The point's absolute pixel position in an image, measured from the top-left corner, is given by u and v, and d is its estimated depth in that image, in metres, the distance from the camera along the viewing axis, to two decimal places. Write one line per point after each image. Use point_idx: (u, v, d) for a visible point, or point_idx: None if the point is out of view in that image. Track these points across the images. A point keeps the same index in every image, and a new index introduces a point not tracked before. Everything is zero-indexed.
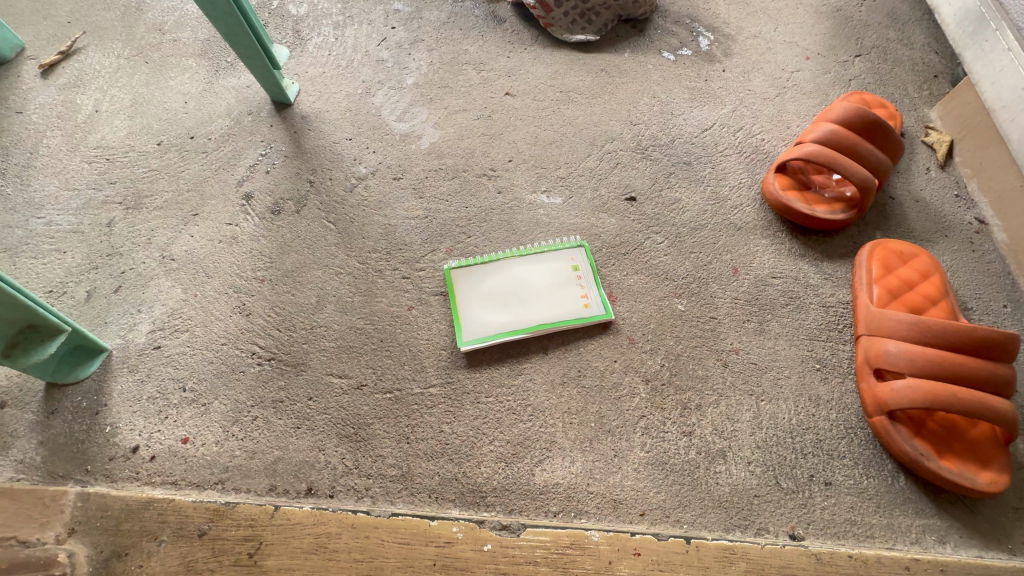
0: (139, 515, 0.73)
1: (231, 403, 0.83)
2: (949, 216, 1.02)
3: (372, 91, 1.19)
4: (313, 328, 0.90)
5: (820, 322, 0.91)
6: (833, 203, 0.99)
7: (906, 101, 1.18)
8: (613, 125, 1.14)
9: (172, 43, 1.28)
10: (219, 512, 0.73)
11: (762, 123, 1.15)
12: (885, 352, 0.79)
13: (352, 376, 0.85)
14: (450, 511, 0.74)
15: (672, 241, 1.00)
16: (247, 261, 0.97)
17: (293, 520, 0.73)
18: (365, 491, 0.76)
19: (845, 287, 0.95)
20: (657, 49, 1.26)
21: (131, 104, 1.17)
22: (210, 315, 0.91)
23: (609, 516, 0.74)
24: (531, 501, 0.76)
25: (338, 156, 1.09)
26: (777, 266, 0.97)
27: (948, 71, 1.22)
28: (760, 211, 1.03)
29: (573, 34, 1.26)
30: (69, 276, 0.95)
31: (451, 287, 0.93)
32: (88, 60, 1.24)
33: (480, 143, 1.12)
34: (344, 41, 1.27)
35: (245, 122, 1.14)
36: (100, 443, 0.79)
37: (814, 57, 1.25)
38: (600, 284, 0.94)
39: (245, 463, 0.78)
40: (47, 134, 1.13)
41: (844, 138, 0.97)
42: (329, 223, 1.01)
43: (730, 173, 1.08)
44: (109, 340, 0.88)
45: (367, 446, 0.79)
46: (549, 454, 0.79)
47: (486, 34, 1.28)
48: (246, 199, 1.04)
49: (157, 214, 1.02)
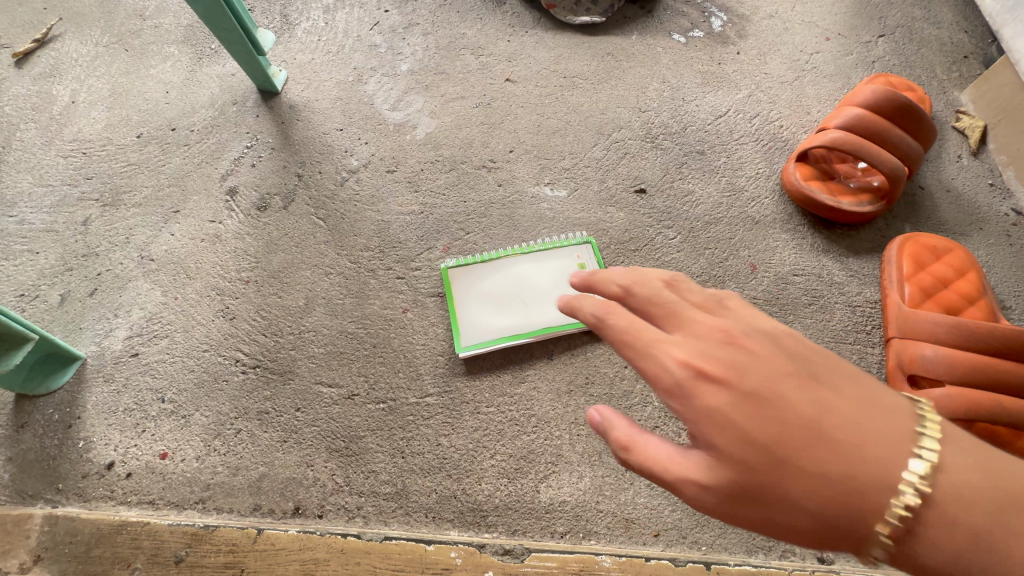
0: (112, 540, 0.68)
1: (212, 415, 0.77)
2: (983, 208, 0.95)
3: (364, 78, 1.12)
4: (302, 333, 0.84)
5: (846, 323, 0.85)
6: (859, 194, 0.92)
7: (934, 83, 1.10)
8: (621, 112, 1.07)
9: (153, 29, 1.20)
10: (197, 536, 0.68)
11: (780, 109, 1.08)
12: (921, 358, 0.73)
13: (343, 385, 0.79)
14: (447, 533, 0.69)
15: (685, 236, 0.93)
16: (231, 260, 0.91)
17: (278, 545, 0.68)
18: (356, 511, 0.71)
19: (873, 285, 0.88)
20: (666, 30, 1.18)
21: (109, 94, 1.11)
22: (191, 319, 0.85)
23: (621, 537, 0.69)
24: (536, 522, 0.70)
25: (328, 147, 1.03)
26: (799, 262, 0.90)
27: (979, 51, 1.14)
28: (779, 204, 0.96)
29: (577, 15, 1.18)
30: (42, 278, 0.89)
31: (449, 287, 0.87)
32: (64, 48, 1.17)
33: (479, 133, 1.05)
34: (335, 25, 1.19)
35: (230, 112, 1.07)
36: (71, 460, 0.74)
37: (834, 38, 1.17)
38: None
39: (227, 480, 0.73)
40: (21, 127, 1.06)
41: (872, 123, 0.90)
42: (318, 219, 0.95)
43: (747, 163, 1.01)
44: (83, 347, 0.83)
45: (359, 461, 0.74)
46: (555, 469, 0.73)
47: (485, 16, 1.21)
48: (231, 195, 0.97)
49: (136, 211, 0.96)
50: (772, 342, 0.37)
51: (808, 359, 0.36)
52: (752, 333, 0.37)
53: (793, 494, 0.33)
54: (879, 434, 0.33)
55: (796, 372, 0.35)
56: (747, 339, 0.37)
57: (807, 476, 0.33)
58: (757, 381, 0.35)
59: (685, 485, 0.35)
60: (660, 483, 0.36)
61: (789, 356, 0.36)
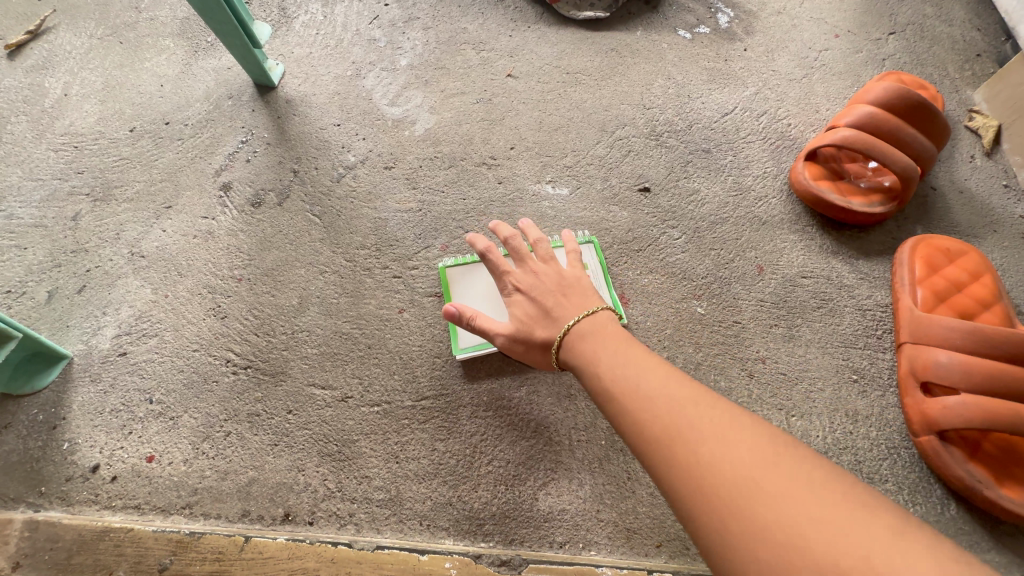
0: (94, 546, 0.66)
1: (202, 417, 0.75)
2: (997, 209, 0.92)
3: (362, 73, 1.09)
4: (295, 333, 0.81)
5: (856, 327, 0.83)
6: (870, 194, 0.90)
7: (946, 81, 1.07)
8: (625, 109, 1.05)
9: (149, 22, 1.18)
10: (182, 544, 0.66)
11: (788, 107, 1.05)
12: (935, 364, 0.71)
13: (337, 387, 0.77)
14: (442, 542, 0.67)
15: (690, 237, 0.90)
16: (223, 258, 0.88)
17: (265, 554, 0.66)
18: (348, 518, 0.69)
19: (883, 288, 0.86)
20: (672, 26, 1.16)
21: (103, 87, 1.08)
22: (182, 318, 0.83)
23: (622, 548, 0.67)
24: (534, 531, 0.68)
25: (325, 143, 1.00)
26: (807, 264, 0.88)
27: (992, 50, 1.11)
28: (787, 204, 0.94)
29: (580, 11, 1.16)
30: (29, 274, 0.87)
31: (445, 286, 0.84)
32: (58, 40, 1.15)
33: (479, 129, 1.02)
34: (333, 19, 1.17)
35: (225, 106, 1.05)
36: (55, 462, 0.72)
37: (844, 35, 1.14)
38: (611, 285, 0.84)
39: (216, 485, 0.71)
40: (12, 120, 1.04)
41: (884, 121, 0.87)
42: (313, 216, 0.92)
43: (754, 162, 0.99)
44: (70, 346, 0.80)
45: (353, 466, 0.71)
46: (554, 476, 0.71)
47: (486, 11, 1.18)
48: (224, 190, 0.95)
49: (128, 207, 0.94)
50: (559, 275, 0.66)
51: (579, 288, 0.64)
52: (557, 272, 0.66)
53: (539, 338, 0.62)
54: (577, 311, 0.61)
55: (561, 289, 0.64)
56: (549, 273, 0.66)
57: (544, 329, 0.62)
58: (542, 290, 0.64)
59: (491, 334, 0.66)
60: (480, 333, 0.66)
61: (565, 284, 0.65)
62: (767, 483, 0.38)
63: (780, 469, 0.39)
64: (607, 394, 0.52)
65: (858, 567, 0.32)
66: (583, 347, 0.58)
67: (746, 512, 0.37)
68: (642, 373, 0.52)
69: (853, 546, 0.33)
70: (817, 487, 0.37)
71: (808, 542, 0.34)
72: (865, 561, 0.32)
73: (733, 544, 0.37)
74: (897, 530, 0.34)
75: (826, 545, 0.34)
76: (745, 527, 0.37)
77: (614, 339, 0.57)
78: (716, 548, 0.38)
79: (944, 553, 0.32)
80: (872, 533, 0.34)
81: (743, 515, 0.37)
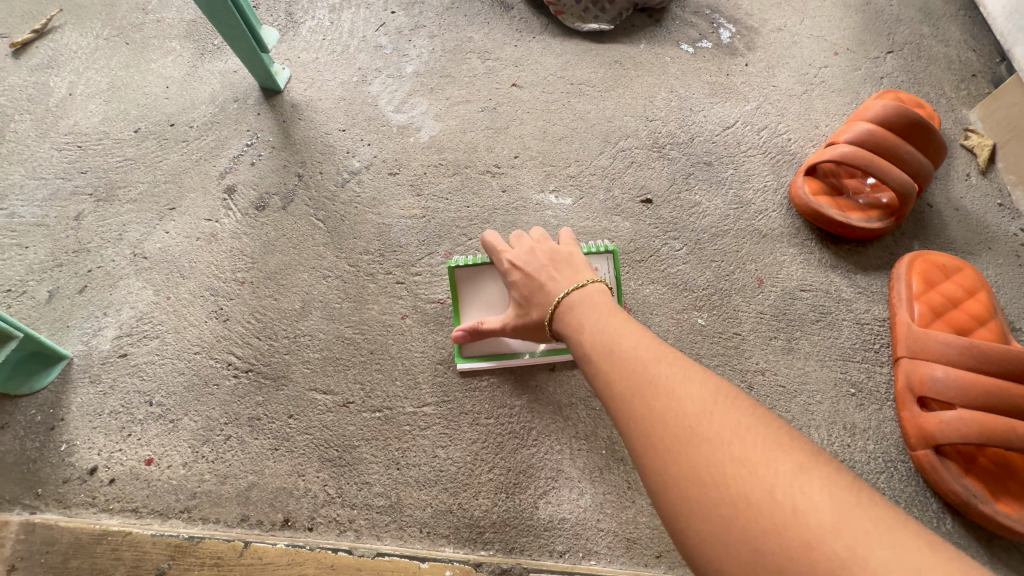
0: (90, 550, 0.66)
1: (202, 420, 0.75)
2: (992, 227, 0.94)
3: (368, 79, 1.10)
4: (297, 337, 0.81)
5: (854, 340, 0.84)
6: (867, 210, 0.91)
7: (942, 100, 1.09)
8: (627, 121, 1.06)
9: (155, 23, 1.18)
10: (180, 548, 0.66)
11: (788, 122, 1.07)
12: (931, 379, 0.72)
13: (338, 392, 0.77)
14: (442, 550, 0.67)
15: (691, 248, 0.91)
16: (226, 260, 0.88)
17: (265, 559, 0.66)
18: (348, 524, 0.69)
19: (881, 303, 0.87)
20: (674, 40, 1.17)
21: (108, 87, 1.08)
22: (184, 320, 0.83)
23: (623, 557, 0.67)
24: (534, 540, 0.68)
25: (330, 148, 1.01)
26: (806, 278, 0.89)
27: (987, 70, 1.13)
28: (787, 217, 0.95)
29: (585, 22, 1.17)
30: (30, 273, 0.87)
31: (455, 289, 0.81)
32: (63, 39, 1.15)
33: (484, 137, 1.03)
34: (340, 25, 1.17)
35: (230, 109, 1.05)
36: (53, 463, 0.71)
37: (843, 52, 1.16)
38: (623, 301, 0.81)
39: (215, 489, 0.70)
40: (15, 119, 1.04)
41: (882, 139, 0.89)
42: (317, 220, 0.92)
43: (754, 176, 1.00)
44: (70, 346, 0.80)
45: (353, 472, 0.71)
46: (555, 484, 0.71)
47: (492, 20, 1.19)
48: (228, 193, 0.95)
49: (131, 207, 0.93)
50: (551, 252, 0.71)
51: (572, 263, 0.69)
52: (549, 250, 0.71)
53: (535, 318, 0.67)
54: (570, 282, 0.65)
55: (552, 265, 0.69)
56: (541, 251, 0.71)
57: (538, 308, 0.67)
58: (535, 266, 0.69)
59: (495, 323, 0.73)
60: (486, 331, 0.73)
61: (556, 260, 0.69)
62: (705, 428, 0.40)
63: (722, 418, 0.40)
64: (587, 357, 0.55)
65: (769, 502, 0.34)
66: (572, 318, 0.61)
67: (682, 454, 0.40)
68: (616, 334, 0.54)
69: (768, 485, 0.35)
70: (750, 432, 0.39)
71: (731, 482, 0.36)
72: (777, 497, 0.34)
73: (669, 484, 0.39)
74: (816, 471, 0.36)
75: (747, 482, 0.36)
76: (680, 468, 0.39)
77: (599, 305, 0.60)
78: (656, 488, 0.40)
79: (855, 494, 0.34)
80: (787, 472, 0.36)
81: (678, 457, 0.39)
